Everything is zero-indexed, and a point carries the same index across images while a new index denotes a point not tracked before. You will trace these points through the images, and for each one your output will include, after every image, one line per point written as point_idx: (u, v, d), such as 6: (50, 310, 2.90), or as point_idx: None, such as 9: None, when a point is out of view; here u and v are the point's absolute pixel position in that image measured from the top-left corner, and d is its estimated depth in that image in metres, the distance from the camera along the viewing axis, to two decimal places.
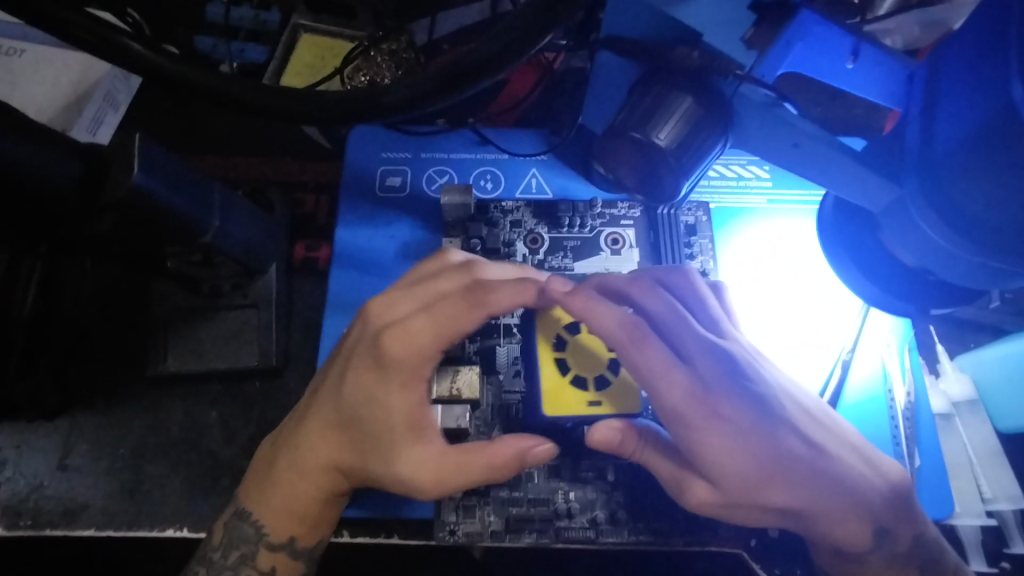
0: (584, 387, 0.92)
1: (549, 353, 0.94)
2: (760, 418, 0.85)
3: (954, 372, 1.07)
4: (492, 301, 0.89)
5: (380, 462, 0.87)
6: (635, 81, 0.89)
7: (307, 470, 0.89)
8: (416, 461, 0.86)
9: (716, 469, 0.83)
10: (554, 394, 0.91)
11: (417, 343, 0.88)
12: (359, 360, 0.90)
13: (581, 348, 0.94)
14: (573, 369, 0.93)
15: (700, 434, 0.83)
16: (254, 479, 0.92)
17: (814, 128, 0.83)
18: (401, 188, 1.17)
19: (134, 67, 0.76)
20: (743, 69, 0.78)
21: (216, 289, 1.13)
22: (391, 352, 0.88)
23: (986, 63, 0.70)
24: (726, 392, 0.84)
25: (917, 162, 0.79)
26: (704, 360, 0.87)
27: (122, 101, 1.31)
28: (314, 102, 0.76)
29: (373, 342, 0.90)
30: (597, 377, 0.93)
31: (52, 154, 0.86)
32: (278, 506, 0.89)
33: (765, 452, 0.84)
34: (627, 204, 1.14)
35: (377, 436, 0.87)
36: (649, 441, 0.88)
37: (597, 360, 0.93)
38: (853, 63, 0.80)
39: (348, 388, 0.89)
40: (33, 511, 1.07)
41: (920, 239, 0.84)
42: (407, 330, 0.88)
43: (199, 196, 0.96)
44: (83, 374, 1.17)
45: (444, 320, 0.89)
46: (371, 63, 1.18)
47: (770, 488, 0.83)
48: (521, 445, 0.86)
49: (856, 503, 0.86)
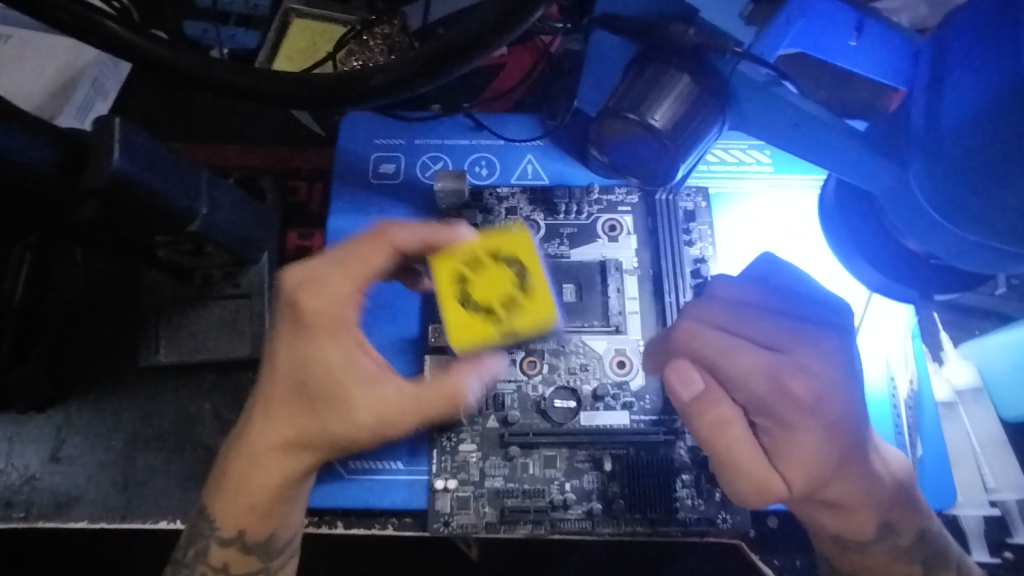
0: (490, 314, 0.79)
1: (449, 289, 0.80)
2: (849, 414, 0.85)
3: (959, 359, 1.05)
4: (395, 235, 0.84)
5: (336, 415, 0.79)
6: (631, 62, 0.87)
7: (259, 454, 0.82)
8: (370, 399, 0.79)
9: (797, 464, 0.84)
10: (462, 327, 0.79)
11: (332, 292, 0.82)
12: (286, 326, 0.83)
13: (486, 279, 0.81)
14: (477, 299, 0.80)
15: (794, 431, 0.84)
16: (222, 472, 0.84)
17: (815, 109, 0.81)
18: (394, 174, 1.15)
19: (114, 50, 0.75)
20: (741, 46, 0.75)
21: (207, 278, 1.12)
22: (309, 306, 0.82)
23: (996, 34, 0.68)
24: (814, 385, 0.84)
25: (921, 140, 0.76)
26: (791, 350, 0.86)
27: (111, 88, 1.28)
28: (300, 84, 0.74)
29: (290, 306, 0.83)
30: (503, 301, 0.80)
31: (33, 140, 0.84)
32: (233, 499, 0.83)
33: (847, 446, 0.85)
34: (624, 190, 1.12)
35: (323, 392, 0.80)
36: (737, 433, 0.85)
37: (501, 288, 0.80)
38: (856, 40, 0.79)
39: (282, 356, 0.82)
40: (26, 502, 1.06)
41: (925, 222, 0.82)
42: (322, 281, 0.83)
43: (186, 182, 0.94)
44: (73, 365, 1.15)
45: (355, 266, 0.84)
46: (364, 48, 1.15)
47: (833, 484, 0.87)
48: (477, 363, 0.80)
49: (873, 497, 0.88)
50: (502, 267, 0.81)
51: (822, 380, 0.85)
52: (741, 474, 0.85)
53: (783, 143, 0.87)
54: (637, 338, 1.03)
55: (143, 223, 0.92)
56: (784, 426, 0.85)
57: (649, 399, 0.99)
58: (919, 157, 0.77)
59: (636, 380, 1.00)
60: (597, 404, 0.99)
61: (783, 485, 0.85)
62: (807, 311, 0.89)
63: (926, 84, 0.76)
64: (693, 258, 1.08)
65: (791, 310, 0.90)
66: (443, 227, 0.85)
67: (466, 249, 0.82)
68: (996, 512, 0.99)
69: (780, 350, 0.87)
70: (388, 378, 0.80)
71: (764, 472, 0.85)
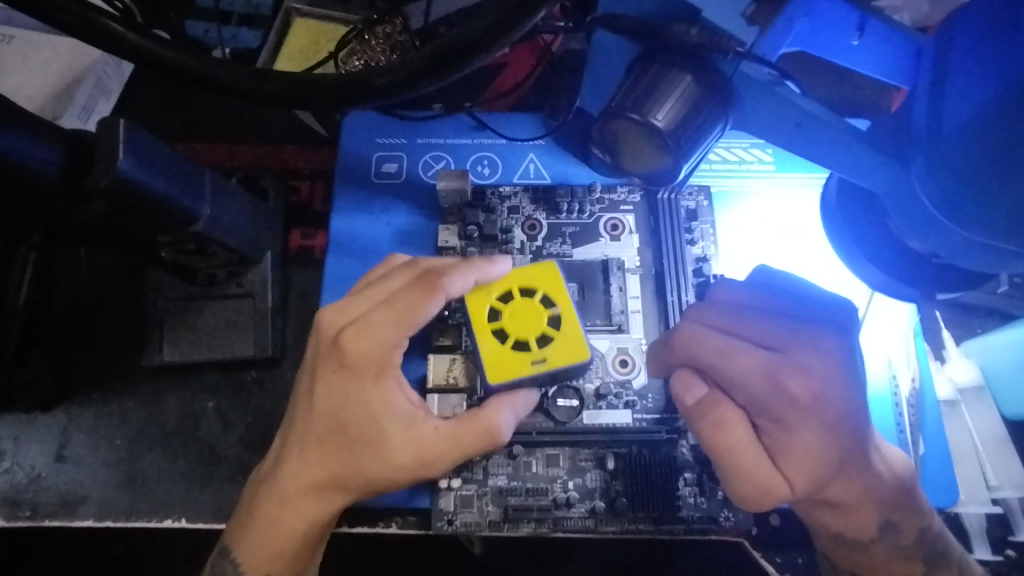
0: (526, 349, 0.87)
1: (483, 326, 0.88)
2: (850, 412, 0.85)
3: (960, 358, 1.06)
4: (446, 282, 0.85)
5: (373, 456, 0.82)
6: (633, 61, 0.86)
7: (289, 500, 0.83)
8: (410, 439, 0.83)
9: (800, 464, 0.85)
10: (497, 361, 0.87)
11: (379, 336, 0.83)
12: (325, 367, 0.84)
13: (517, 313, 0.88)
14: (511, 335, 0.87)
15: (795, 431, 0.85)
16: (249, 515, 0.86)
17: (818, 108, 0.81)
18: (397, 174, 1.15)
19: (117, 51, 0.75)
20: (743, 46, 0.74)
21: (211, 277, 1.10)
22: (354, 349, 0.83)
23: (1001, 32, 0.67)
24: (813, 384, 0.85)
25: (923, 140, 0.76)
26: (789, 350, 0.87)
27: (113, 88, 1.30)
28: (302, 85, 0.74)
29: (333, 347, 0.84)
30: (538, 335, 0.87)
31: (37, 141, 0.84)
32: (257, 544, 0.84)
33: (848, 445, 0.86)
34: (626, 189, 1.12)
35: (362, 433, 0.82)
36: (740, 433, 0.86)
37: (535, 323, 0.87)
38: (858, 40, 0.79)
39: (320, 398, 0.84)
40: (32, 501, 1.06)
41: (927, 221, 0.82)
42: (369, 324, 0.83)
43: (189, 183, 0.94)
44: (77, 365, 1.15)
45: (402, 309, 0.84)
46: (365, 46, 1.16)
47: (834, 483, 0.87)
48: (510, 401, 0.86)
49: (873, 497, 0.88)
50: (533, 301, 0.89)
51: (823, 379, 0.85)
52: (743, 474, 0.86)
53: (785, 143, 0.87)
54: (639, 337, 1.03)
55: (148, 224, 0.92)
56: (784, 425, 0.86)
57: (652, 398, 1.00)
58: (920, 157, 0.77)
59: (639, 378, 1.00)
60: (600, 402, 0.99)
61: (785, 484, 0.86)
62: (808, 311, 0.90)
63: (929, 84, 0.76)
64: (696, 257, 1.08)
65: (793, 313, 0.90)
66: (483, 260, 0.89)
67: (499, 283, 0.90)
68: (998, 510, 0.99)
69: (779, 350, 0.87)
70: (426, 417, 0.84)
71: (765, 473, 0.86)
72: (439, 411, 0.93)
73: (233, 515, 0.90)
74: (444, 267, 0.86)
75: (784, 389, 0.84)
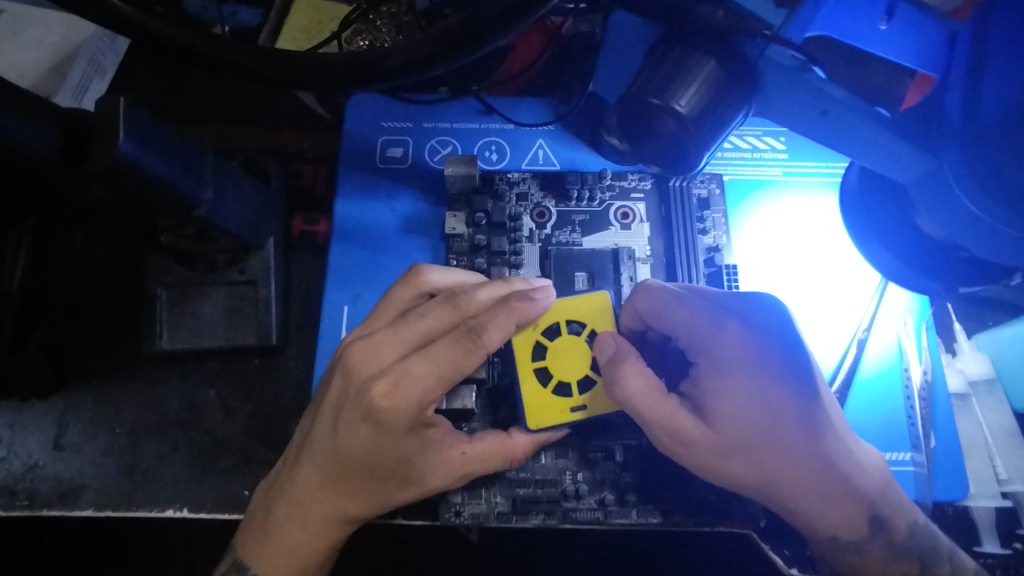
0: (567, 393, 0.90)
1: (527, 364, 0.90)
2: (788, 371, 0.83)
3: (972, 351, 1.04)
4: (484, 338, 0.79)
5: (405, 487, 0.83)
6: (655, 43, 0.84)
7: (307, 518, 0.84)
8: (440, 461, 0.83)
9: (729, 415, 0.82)
10: (540, 406, 0.89)
11: (416, 392, 0.77)
12: (351, 412, 0.79)
13: (561, 354, 0.91)
14: (554, 377, 0.90)
15: (726, 384, 0.82)
16: (262, 519, 0.86)
17: (846, 95, 0.78)
18: (402, 158, 1.12)
19: (115, 26, 0.71)
20: (771, 29, 0.72)
21: (212, 264, 1.06)
22: (387, 406, 0.77)
23: None
24: (750, 334, 0.84)
25: (958, 130, 0.74)
26: (730, 304, 0.87)
27: (108, 66, 1.26)
28: (311, 63, 0.71)
29: (363, 394, 0.78)
30: (579, 379, 0.91)
31: (35, 121, 0.80)
32: (277, 558, 0.85)
33: (786, 405, 0.83)
34: (638, 176, 1.10)
35: (391, 471, 0.81)
36: (647, 381, 0.83)
37: (577, 366, 0.91)
38: (887, 23, 0.73)
39: (346, 443, 0.80)
40: (29, 491, 1.04)
41: (954, 211, 0.80)
42: (405, 376, 0.77)
43: (189, 167, 0.89)
44: (73, 350, 1.12)
45: (443, 364, 0.78)
46: (371, 27, 1.15)
47: (776, 457, 0.82)
48: (538, 437, 0.89)
49: (853, 489, 0.84)
50: (580, 338, 0.92)
51: (763, 333, 0.84)
52: (652, 421, 0.82)
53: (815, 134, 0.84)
54: None
55: (149, 210, 0.89)
56: (720, 373, 0.83)
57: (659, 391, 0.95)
58: (954, 145, 0.75)
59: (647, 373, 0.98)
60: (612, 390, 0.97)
61: (703, 427, 0.82)
62: None
63: (964, 71, 0.73)
64: (707, 247, 1.06)
65: None
66: (521, 300, 0.81)
67: (545, 319, 0.92)
68: (1008, 503, 0.97)
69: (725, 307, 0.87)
70: (453, 442, 0.85)
71: (680, 415, 0.82)
72: (450, 403, 0.89)
73: (245, 522, 0.89)
74: (482, 318, 0.79)
75: (724, 332, 0.84)
